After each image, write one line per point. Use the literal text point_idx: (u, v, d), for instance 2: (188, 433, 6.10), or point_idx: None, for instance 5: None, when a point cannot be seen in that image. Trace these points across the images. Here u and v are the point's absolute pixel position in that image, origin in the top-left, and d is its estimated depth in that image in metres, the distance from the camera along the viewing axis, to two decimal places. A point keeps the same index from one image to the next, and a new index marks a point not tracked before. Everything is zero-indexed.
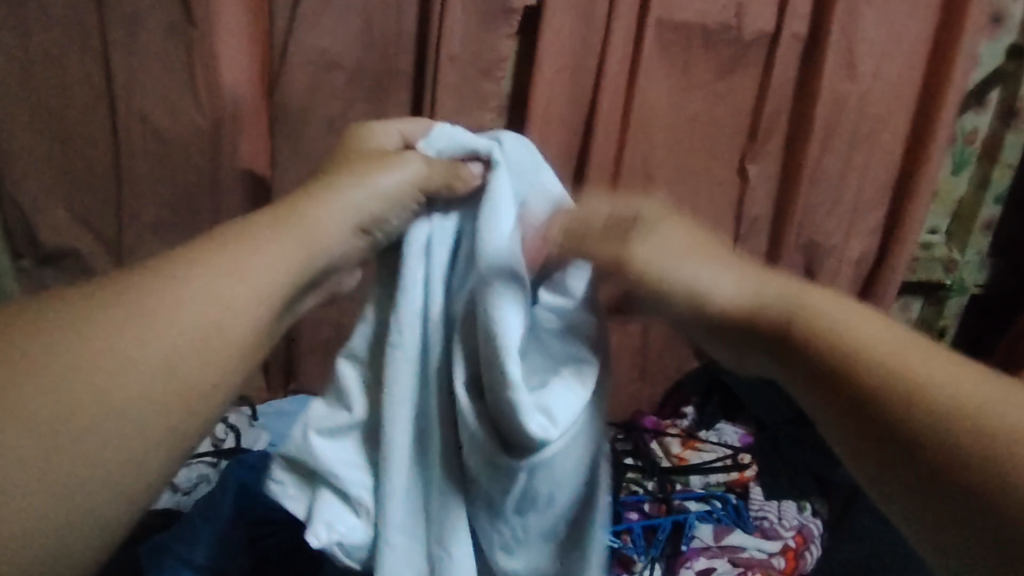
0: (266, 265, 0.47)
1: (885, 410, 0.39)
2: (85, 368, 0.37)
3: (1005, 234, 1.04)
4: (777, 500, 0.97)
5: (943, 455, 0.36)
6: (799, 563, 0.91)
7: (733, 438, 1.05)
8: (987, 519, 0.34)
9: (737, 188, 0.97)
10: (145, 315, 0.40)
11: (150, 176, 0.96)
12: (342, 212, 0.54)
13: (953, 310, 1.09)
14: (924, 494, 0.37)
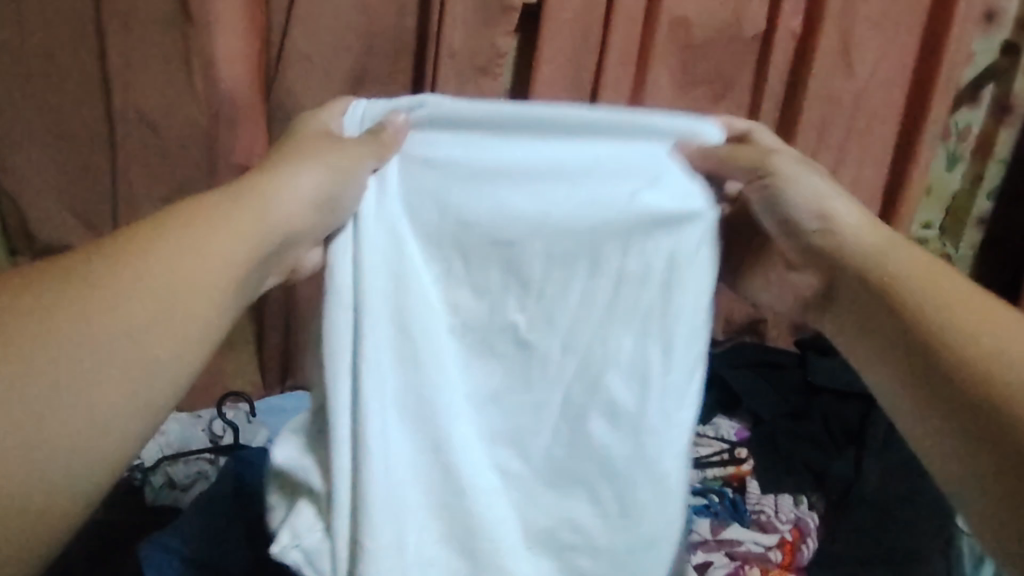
0: (202, 250, 0.46)
1: (941, 351, 0.45)
2: (30, 360, 0.38)
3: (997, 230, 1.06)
4: (774, 494, 0.98)
5: (981, 380, 0.42)
6: (798, 556, 0.92)
7: (730, 433, 1.06)
8: (1003, 431, 0.40)
9: None
10: (78, 311, 0.40)
11: (147, 172, 0.96)
12: (295, 178, 0.53)
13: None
14: (948, 403, 0.44)
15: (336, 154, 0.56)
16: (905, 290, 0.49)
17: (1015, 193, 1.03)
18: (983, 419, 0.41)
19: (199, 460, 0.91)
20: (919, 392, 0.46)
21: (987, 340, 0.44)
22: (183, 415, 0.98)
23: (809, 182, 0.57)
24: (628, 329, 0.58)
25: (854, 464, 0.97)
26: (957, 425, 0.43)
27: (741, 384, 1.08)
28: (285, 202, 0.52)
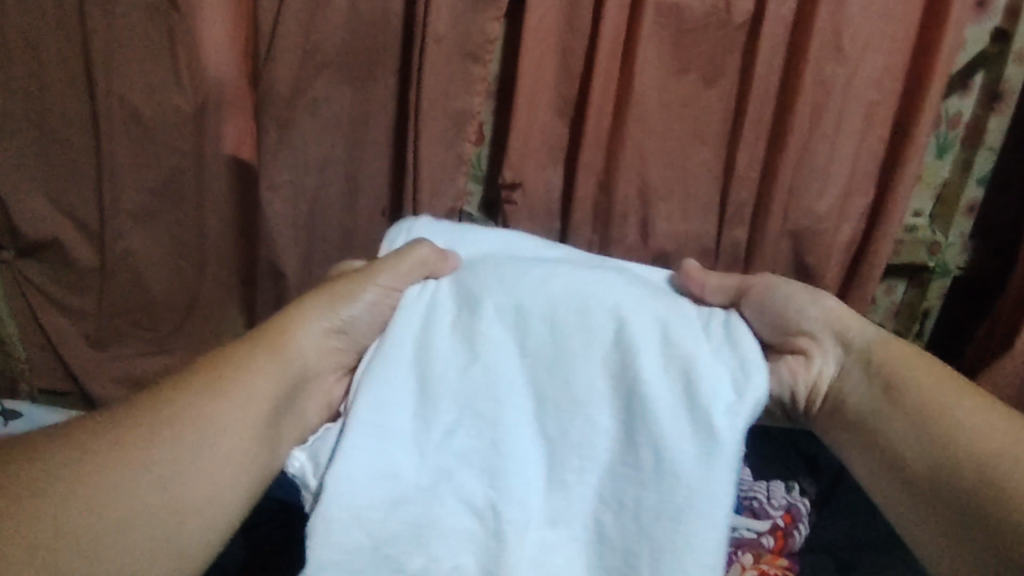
0: (208, 403, 0.60)
1: (936, 445, 0.59)
2: (98, 493, 0.51)
3: (986, 220, 1.06)
4: (766, 482, 0.97)
5: (975, 470, 0.57)
6: (788, 542, 0.92)
7: None
8: (989, 512, 0.55)
9: (726, 174, 0.98)
10: (128, 460, 0.54)
11: (133, 162, 0.94)
12: (310, 328, 0.71)
13: (936, 292, 1.10)
14: (947, 486, 0.58)
15: (355, 287, 0.72)
16: (911, 390, 0.63)
17: (1006, 180, 1.03)
18: (976, 500, 0.56)
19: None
20: (908, 468, 0.60)
21: (979, 439, 0.58)
22: None
23: (777, 287, 0.74)
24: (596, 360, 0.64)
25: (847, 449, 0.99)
26: (950, 506, 0.57)
27: None
28: (304, 346, 0.70)
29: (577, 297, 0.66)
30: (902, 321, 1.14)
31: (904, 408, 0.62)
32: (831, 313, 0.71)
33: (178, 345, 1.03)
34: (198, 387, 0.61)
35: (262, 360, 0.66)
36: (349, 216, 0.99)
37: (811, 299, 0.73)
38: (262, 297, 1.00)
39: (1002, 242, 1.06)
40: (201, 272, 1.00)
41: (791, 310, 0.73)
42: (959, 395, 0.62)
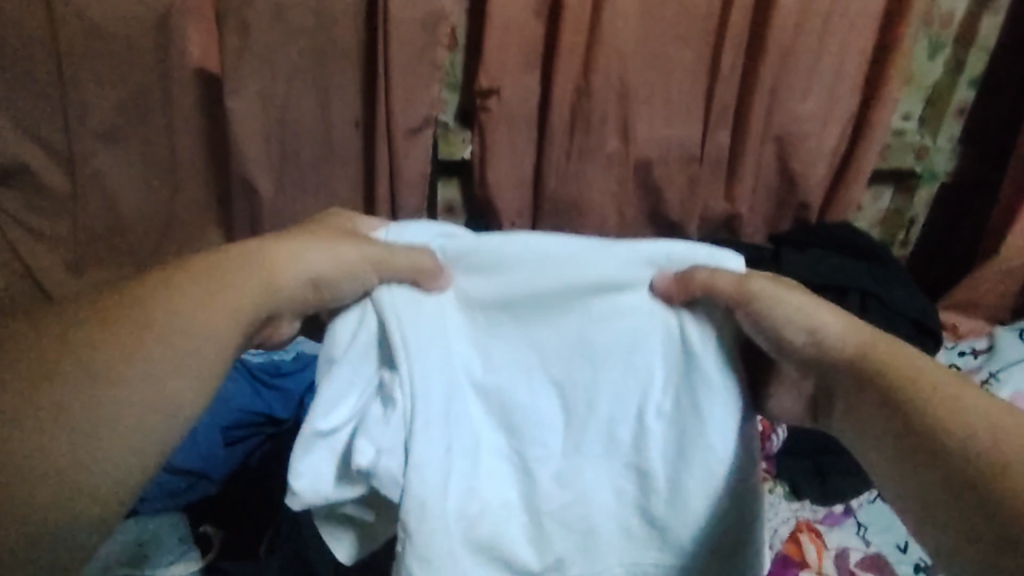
0: (181, 320, 0.52)
1: (916, 436, 0.50)
2: (84, 398, 0.48)
3: (975, 122, 1.03)
4: None
5: (972, 459, 0.46)
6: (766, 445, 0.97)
7: None
8: (992, 501, 0.44)
9: (711, 75, 0.94)
10: (104, 380, 0.49)
11: (96, 81, 0.90)
12: (301, 267, 0.58)
13: (923, 198, 1.08)
14: (946, 486, 0.47)
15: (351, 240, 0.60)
16: (881, 369, 0.54)
17: (995, 86, 1.01)
18: (985, 501, 0.45)
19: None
20: (916, 465, 0.49)
21: (984, 423, 0.47)
22: None
23: (756, 286, 0.60)
24: (560, 348, 0.64)
25: None
26: (966, 521, 0.46)
27: None
28: (289, 292, 0.57)
29: (535, 275, 0.63)
30: (888, 227, 1.10)
31: (883, 389, 0.53)
32: (822, 336, 0.58)
33: None
34: (135, 314, 0.51)
35: (200, 306, 0.53)
36: (323, 128, 0.95)
37: (797, 309, 0.59)
38: (237, 214, 0.99)
39: (988, 145, 1.05)
40: (175, 191, 1.00)
41: (780, 334, 0.59)
42: (949, 380, 0.51)
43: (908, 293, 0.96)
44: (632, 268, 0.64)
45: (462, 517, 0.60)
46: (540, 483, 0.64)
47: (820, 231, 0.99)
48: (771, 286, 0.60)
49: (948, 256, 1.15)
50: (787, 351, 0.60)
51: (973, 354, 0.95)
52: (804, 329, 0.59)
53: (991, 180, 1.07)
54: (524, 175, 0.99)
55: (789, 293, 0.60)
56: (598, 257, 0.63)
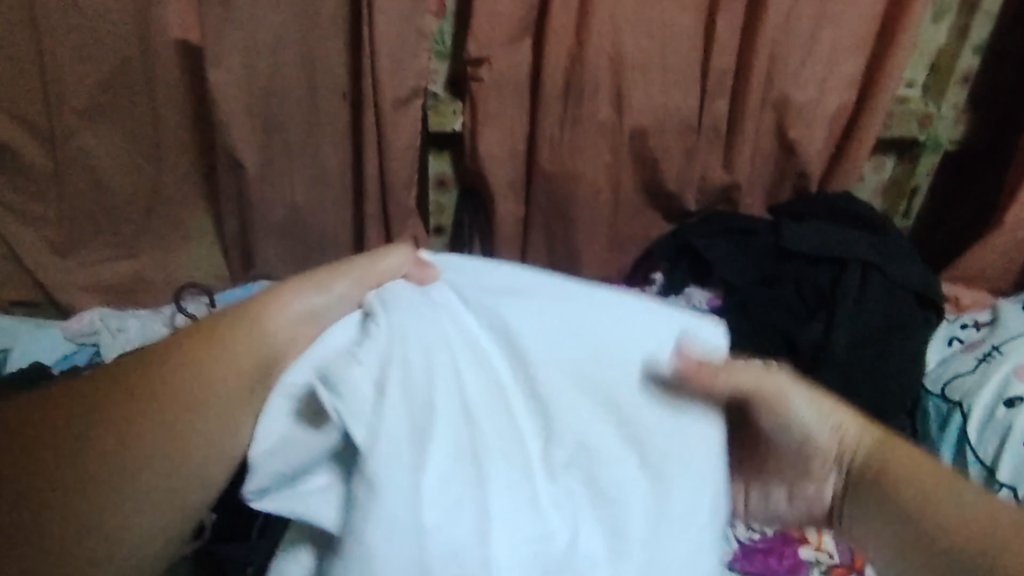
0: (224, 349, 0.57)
1: (913, 521, 0.56)
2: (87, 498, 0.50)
3: (982, 89, 1.01)
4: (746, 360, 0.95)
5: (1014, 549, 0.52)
6: None
7: (702, 303, 0.99)
8: None
9: (707, 41, 0.91)
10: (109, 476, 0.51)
11: (77, 57, 0.88)
12: (291, 317, 0.59)
13: (927, 168, 1.05)
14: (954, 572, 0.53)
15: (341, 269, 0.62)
16: (884, 462, 0.58)
17: (999, 51, 0.99)
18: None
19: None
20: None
21: (958, 518, 0.54)
22: (142, 312, 0.91)
23: (744, 373, 0.59)
24: (562, 340, 0.62)
25: (824, 327, 0.92)
26: None
27: (710, 251, 0.99)
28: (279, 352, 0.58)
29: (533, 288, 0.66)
30: (889, 199, 1.08)
31: (884, 490, 0.58)
32: (839, 428, 0.60)
33: (144, 248, 1.01)
34: (136, 389, 0.54)
35: (232, 369, 0.57)
36: (311, 104, 0.92)
37: (808, 402, 0.60)
38: (225, 192, 0.97)
39: (995, 114, 1.03)
40: (160, 170, 0.98)
41: (794, 424, 0.59)
42: (925, 463, 0.58)
43: (911, 265, 0.94)
44: (612, 292, 0.66)
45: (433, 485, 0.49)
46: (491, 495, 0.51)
47: (817, 201, 0.98)
48: (784, 381, 0.60)
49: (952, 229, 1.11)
50: (801, 446, 0.60)
51: (976, 327, 0.94)
52: (802, 422, 0.59)
53: (1001, 153, 1.03)
54: (517, 147, 0.96)
55: (807, 392, 0.60)
56: (591, 293, 0.66)
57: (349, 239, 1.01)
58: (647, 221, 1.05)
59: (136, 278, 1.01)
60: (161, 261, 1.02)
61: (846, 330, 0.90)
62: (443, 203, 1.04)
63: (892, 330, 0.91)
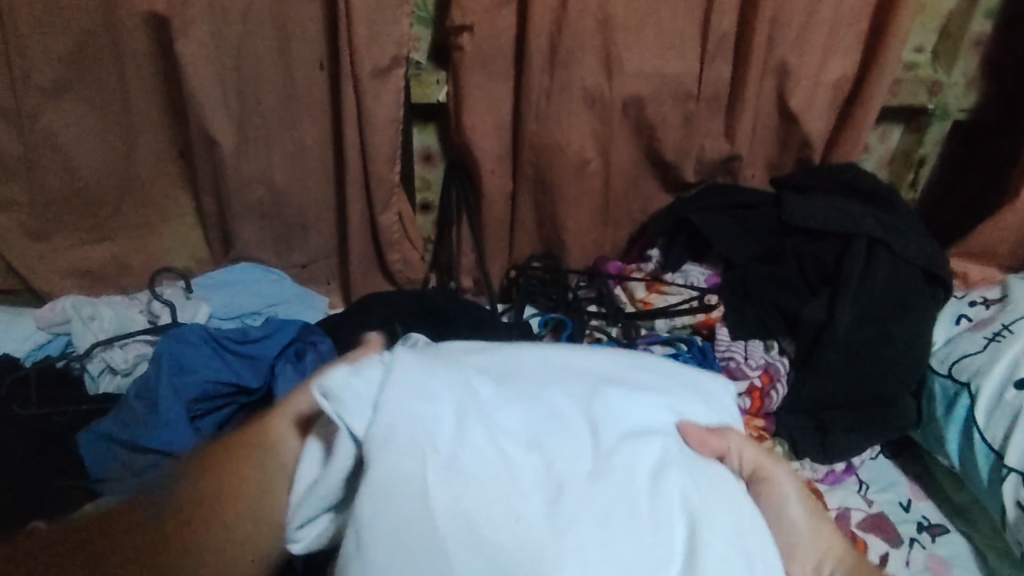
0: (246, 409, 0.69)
1: None
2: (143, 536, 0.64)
3: (995, 55, 0.95)
4: (745, 340, 0.93)
5: None
6: (765, 402, 0.89)
7: (700, 280, 0.98)
8: None
9: (706, 4, 0.86)
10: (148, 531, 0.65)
11: (41, 32, 0.84)
12: None
13: (935, 138, 1.01)
14: None
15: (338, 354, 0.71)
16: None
17: (1015, 12, 0.93)
18: None
19: (135, 343, 0.83)
20: None
21: None
22: (115, 298, 0.88)
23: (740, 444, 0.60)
24: None
25: (827, 305, 0.88)
26: None
27: (707, 224, 0.95)
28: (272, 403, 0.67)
29: None
30: (896, 168, 1.05)
31: None
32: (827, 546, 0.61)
33: (122, 229, 0.99)
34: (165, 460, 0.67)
35: (246, 501, 0.51)
36: (287, 78, 0.88)
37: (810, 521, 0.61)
38: (201, 171, 0.93)
39: (1012, 81, 0.96)
40: (135, 148, 0.95)
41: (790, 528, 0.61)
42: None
43: (919, 240, 0.89)
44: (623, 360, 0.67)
45: (465, 515, 0.45)
46: (570, 525, 0.47)
47: (821, 173, 0.94)
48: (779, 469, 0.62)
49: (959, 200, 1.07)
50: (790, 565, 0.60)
51: (985, 305, 0.90)
52: (791, 522, 0.61)
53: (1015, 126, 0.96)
54: (503, 119, 0.92)
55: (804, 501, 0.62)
56: None
57: (331, 218, 0.98)
58: (641, 193, 1.02)
59: (115, 260, 0.99)
60: (140, 241, 1.00)
61: (851, 309, 0.86)
62: (429, 179, 1.00)
63: (898, 309, 0.87)
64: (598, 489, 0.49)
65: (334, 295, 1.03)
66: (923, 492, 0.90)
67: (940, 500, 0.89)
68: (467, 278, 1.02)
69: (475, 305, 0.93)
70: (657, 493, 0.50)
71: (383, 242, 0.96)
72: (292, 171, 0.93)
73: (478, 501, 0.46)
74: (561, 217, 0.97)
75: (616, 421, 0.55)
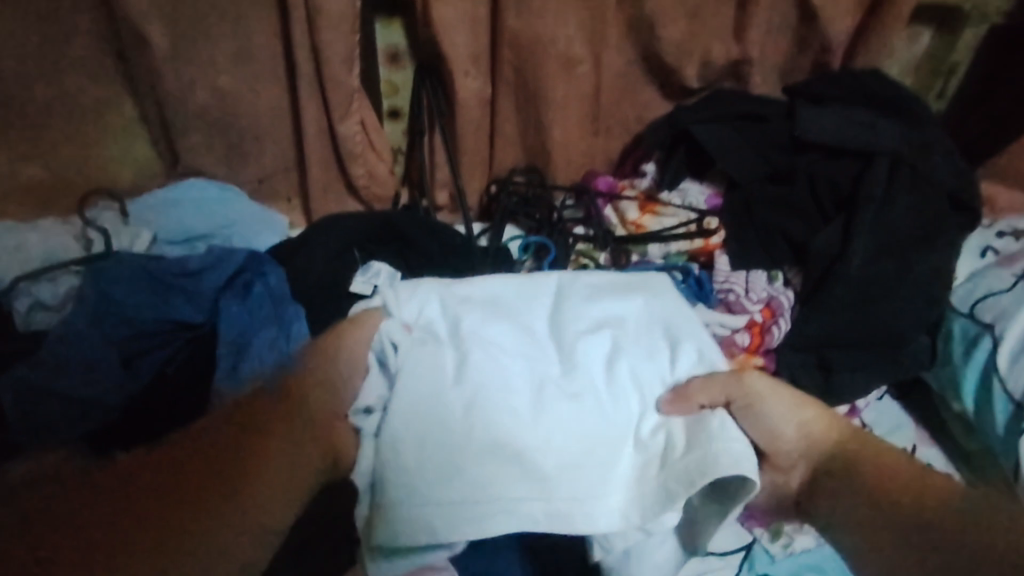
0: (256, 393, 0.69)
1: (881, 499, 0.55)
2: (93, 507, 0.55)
3: None
4: (746, 270, 0.83)
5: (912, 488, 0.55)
6: (766, 338, 0.80)
7: (699, 201, 0.89)
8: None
9: None
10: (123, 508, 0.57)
11: None
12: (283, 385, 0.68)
13: (967, 44, 0.95)
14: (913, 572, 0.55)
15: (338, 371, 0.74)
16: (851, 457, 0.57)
17: None
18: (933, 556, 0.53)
19: (66, 275, 0.75)
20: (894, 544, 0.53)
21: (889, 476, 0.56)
22: (45, 224, 0.81)
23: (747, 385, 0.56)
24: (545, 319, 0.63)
25: (842, 233, 0.78)
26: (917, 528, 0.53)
27: (710, 136, 0.85)
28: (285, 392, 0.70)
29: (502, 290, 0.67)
30: (921, 77, 1.00)
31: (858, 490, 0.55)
32: (805, 431, 0.58)
33: (60, 143, 0.89)
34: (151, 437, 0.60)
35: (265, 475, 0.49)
36: None
37: (788, 411, 0.58)
38: (139, 75, 0.82)
39: None
40: (62, 53, 0.83)
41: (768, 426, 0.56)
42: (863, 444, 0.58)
43: (947, 160, 0.79)
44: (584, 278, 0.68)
45: (478, 425, 0.52)
46: (556, 407, 0.54)
47: (840, 79, 0.85)
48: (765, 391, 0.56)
49: (990, 112, 0.98)
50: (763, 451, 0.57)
51: (1015, 237, 0.82)
52: (772, 430, 0.57)
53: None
54: (480, 15, 0.79)
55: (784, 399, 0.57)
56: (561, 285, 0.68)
57: (286, 127, 0.87)
58: (636, 97, 0.91)
59: (54, 174, 0.90)
60: (80, 155, 0.90)
61: (867, 238, 0.76)
62: (396, 82, 0.89)
63: (919, 241, 0.78)
64: (575, 380, 0.56)
65: (297, 211, 0.95)
66: (929, 438, 0.84)
67: (949, 448, 0.83)
68: (441, 193, 0.92)
69: (446, 227, 0.84)
70: (614, 375, 0.57)
71: (345, 155, 0.86)
72: (239, 79, 0.81)
73: (486, 402, 0.53)
74: (547, 127, 0.87)
75: (583, 312, 0.61)
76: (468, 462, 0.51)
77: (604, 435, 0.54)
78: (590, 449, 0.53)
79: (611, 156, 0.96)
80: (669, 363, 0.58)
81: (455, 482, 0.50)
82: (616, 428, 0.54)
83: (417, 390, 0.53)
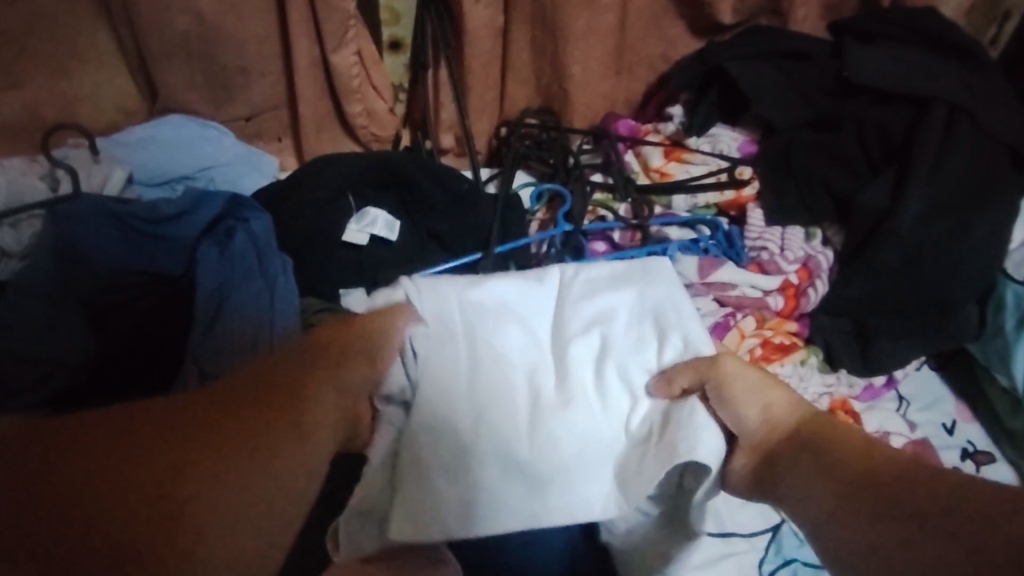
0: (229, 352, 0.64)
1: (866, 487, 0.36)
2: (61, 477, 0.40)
3: None
4: (782, 226, 0.75)
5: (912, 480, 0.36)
6: (800, 302, 0.74)
7: (731, 148, 0.81)
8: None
9: None
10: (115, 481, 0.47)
11: None
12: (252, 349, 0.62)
13: None
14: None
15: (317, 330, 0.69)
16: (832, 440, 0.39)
17: None
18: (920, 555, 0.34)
19: (31, 219, 0.68)
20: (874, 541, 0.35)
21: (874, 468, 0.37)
22: (9, 163, 0.73)
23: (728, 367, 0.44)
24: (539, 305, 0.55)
25: (890, 188, 0.70)
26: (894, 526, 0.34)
27: (745, 75, 0.77)
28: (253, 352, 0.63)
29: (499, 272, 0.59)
30: (976, 19, 0.91)
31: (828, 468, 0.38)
32: (773, 416, 0.42)
33: (29, 73, 0.80)
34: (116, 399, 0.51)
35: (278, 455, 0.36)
36: None
37: (752, 389, 0.43)
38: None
39: None
40: None
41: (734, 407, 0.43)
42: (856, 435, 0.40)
43: (1010, 109, 0.71)
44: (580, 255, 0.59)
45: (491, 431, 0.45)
46: (553, 417, 0.46)
47: (892, 16, 0.76)
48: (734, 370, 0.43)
49: None
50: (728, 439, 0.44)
51: None
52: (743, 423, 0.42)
53: None
54: None
55: (756, 374, 0.43)
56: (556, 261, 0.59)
57: (277, 59, 0.79)
58: (660, 31, 0.83)
59: (25, 112, 0.81)
60: (52, 88, 0.82)
61: (919, 193, 0.68)
62: (397, 9, 0.80)
63: (976, 200, 0.69)
64: (572, 384, 0.48)
65: (288, 152, 0.87)
66: (969, 411, 0.77)
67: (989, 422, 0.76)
68: (447, 136, 0.84)
69: (452, 173, 0.76)
70: (603, 375, 0.48)
71: (340, 89, 0.78)
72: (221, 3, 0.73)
73: (498, 404, 0.46)
74: (563, 63, 0.78)
75: (581, 300, 0.52)
76: (476, 462, 0.45)
77: (598, 435, 0.47)
78: (582, 450, 0.46)
79: (632, 97, 0.88)
80: (656, 352, 0.49)
81: (461, 482, 0.44)
82: (610, 429, 0.47)
83: (437, 384, 0.46)
